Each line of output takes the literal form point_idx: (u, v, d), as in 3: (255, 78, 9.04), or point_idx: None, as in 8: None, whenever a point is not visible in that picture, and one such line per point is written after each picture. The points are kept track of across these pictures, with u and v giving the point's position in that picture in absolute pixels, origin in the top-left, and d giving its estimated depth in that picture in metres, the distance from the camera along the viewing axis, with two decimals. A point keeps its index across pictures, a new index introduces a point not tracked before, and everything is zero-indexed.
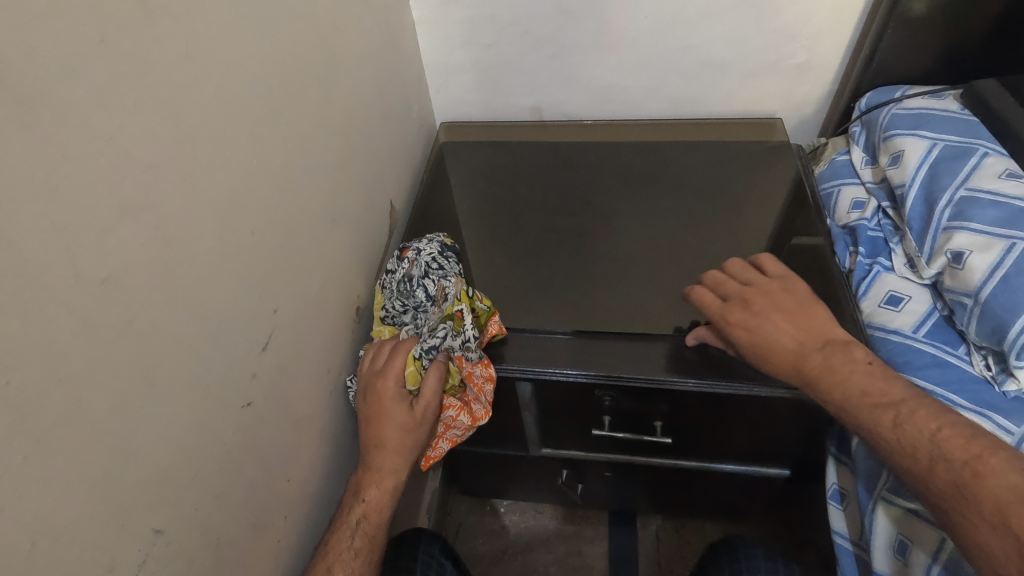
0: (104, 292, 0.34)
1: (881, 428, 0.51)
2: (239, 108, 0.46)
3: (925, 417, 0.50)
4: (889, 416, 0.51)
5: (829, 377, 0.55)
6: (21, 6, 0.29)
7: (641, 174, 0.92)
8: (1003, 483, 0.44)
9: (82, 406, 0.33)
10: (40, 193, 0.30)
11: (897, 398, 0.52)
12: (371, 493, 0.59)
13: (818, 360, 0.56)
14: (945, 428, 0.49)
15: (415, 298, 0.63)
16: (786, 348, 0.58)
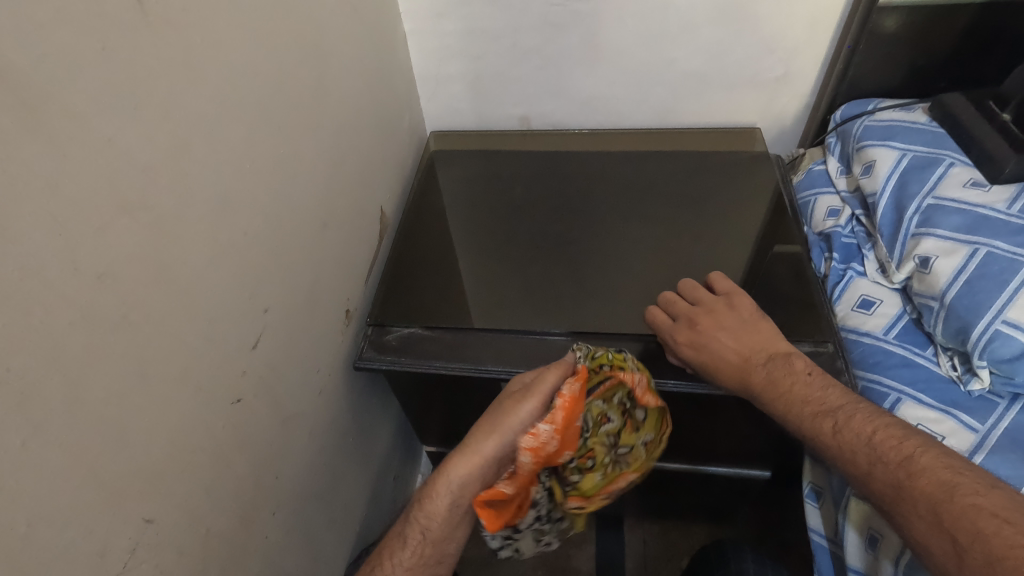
0: (101, 286, 0.35)
1: (823, 436, 0.52)
2: (233, 113, 0.48)
3: (859, 422, 0.52)
4: (829, 423, 0.53)
5: (775, 391, 0.57)
6: (29, 16, 0.30)
7: (626, 182, 0.95)
8: (934, 480, 0.46)
9: (79, 394, 0.34)
10: (43, 189, 0.31)
11: (834, 406, 0.54)
12: (428, 506, 0.53)
13: (763, 375, 0.58)
14: (879, 430, 0.50)
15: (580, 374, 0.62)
16: (730, 366, 0.60)
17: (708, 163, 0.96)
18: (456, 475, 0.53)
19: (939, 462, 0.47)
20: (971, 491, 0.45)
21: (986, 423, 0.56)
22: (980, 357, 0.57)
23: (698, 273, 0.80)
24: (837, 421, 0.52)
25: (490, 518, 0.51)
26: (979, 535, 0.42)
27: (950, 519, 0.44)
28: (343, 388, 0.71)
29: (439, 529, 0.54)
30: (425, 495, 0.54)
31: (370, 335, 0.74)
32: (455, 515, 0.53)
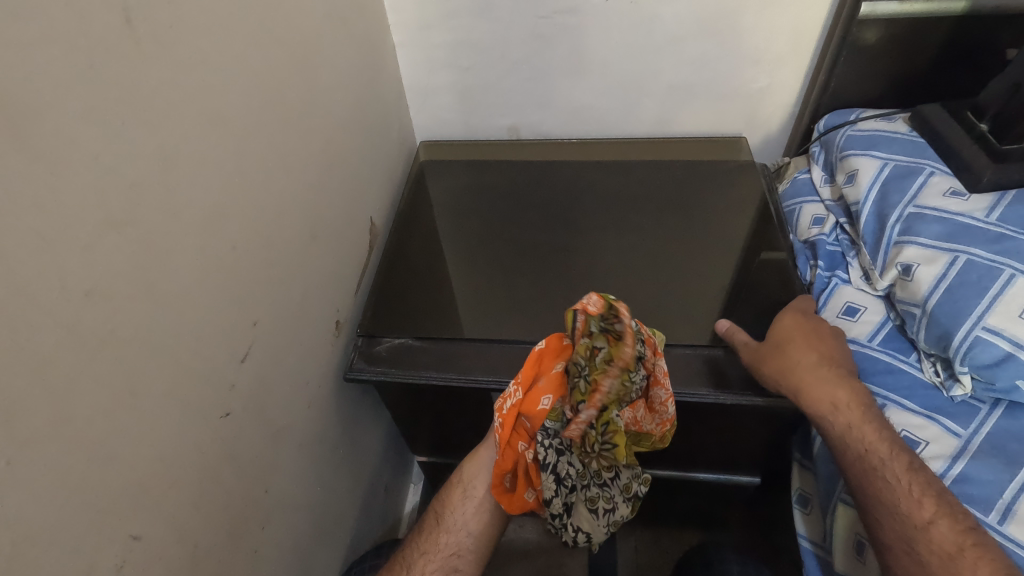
0: (88, 302, 0.35)
1: (872, 471, 0.53)
2: (221, 128, 0.48)
3: (891, 472, 0.52)
4: (880, 460, 0.53)
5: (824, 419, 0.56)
6: (17, 35, 0.31)
7: (614, 191, 0.96)
8: (961, 536, 0.48)
9: (65, 411, 0.34)
10: (30, 208, 0.31)
11: (879, 450, 0.54)
12: (450, 495, 0.63)
13: (818, 394, 0.57)
14: (912, 488, 0.51)
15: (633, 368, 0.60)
16: (797, 387, 0.58)
17: (695, 172, 0.97)
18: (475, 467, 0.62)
19: (957, 537, 0.48)
20: (969, 560, 0.47)
21: (969, 428, 0.57)
22: (961, 363, 0.58)
23: (685, 282, 0.81)
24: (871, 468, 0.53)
25: (503, 497, 0.60)
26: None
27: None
28: (334, 399, 0.71)
29: (456, 520, 0.61)
30: (449, 487, 0.63)
31: (359, 346, 0.74)
32: (470, 505, 0.62)
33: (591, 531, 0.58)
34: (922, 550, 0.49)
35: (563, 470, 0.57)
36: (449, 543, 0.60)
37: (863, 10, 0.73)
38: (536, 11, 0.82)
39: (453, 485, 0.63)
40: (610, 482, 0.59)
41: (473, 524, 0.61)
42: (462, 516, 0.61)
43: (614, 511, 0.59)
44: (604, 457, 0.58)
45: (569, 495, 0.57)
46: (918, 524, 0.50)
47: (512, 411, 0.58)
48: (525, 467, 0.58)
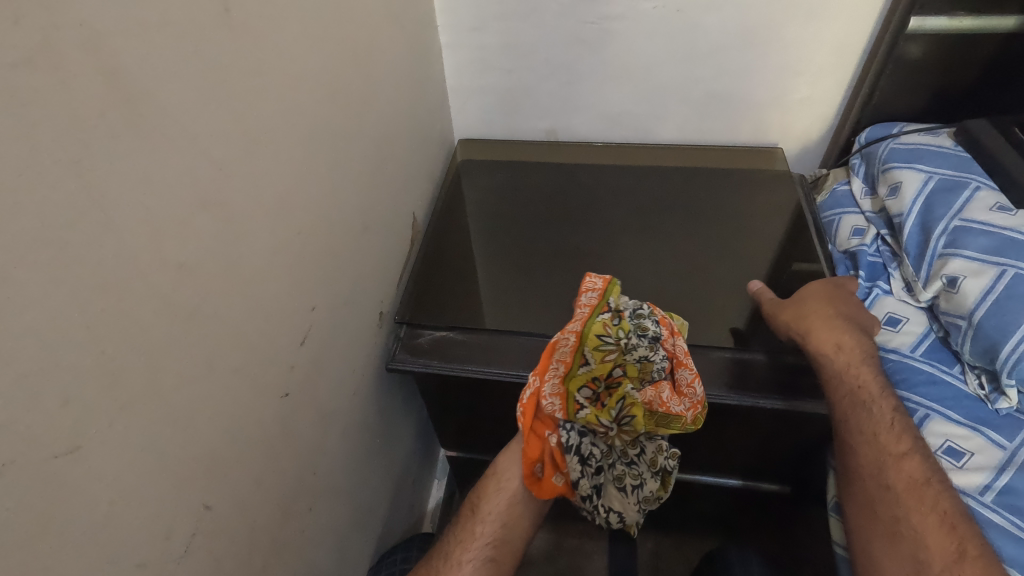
0: (181, 275, 0.37)
1: (860, 403, 0.59)
2: (293, 116, 0.49)
3: (874, 411, 0.59)
4: (867, 395, 0.60)
5: (828, 356, 0.63)
6: (136, 19, 0.32)
7: (649, 196, 0.97)
8: (923, 470, 0.55)
9: (157, 379, 0.35)
10: (140, 183, 0.33)
11: (871, 389, 0.60)
12: (481, 488, 0.64)
13: (827, 339, 0.64)
14: (888, 426, 0.58)
15: (649, 352, 0.63)
16: (810, 329, 0.65)
17: (731, 181, 0.98)
18: (505, 460, 0.64)
19: (924, 471, 0.54)
20: (923, 493, 0.53)
21: (1014, 441, 0.57)
22: (1008, 376, 0.58)
23: (722, 289, 0.82)
24: (859, 405, 0.59)
25: (533, 486, 0.61)
26: (906, 526, 0.52)
27: (882, 503, 0.54)
28: (375, 388, 0.72)
29: (490, 509, 0.62)
30: (481, 481, 0.64)
31: (402, 338, 0.75)
32: (503, 497, 0.62)
33: (622, 510, 0.58)
34: (884, 483, 0.55)
35: (586, 450, 0.58)
36: (484, 531, 0.60)
37: (911, 24, 0.74)
38: (583, 16, 0.84)
39: (484, 478, 0.64)
40: (636, 459, 0.60)
41: (507, 515, 0.61)
42: (495, 507, 0.62)
43: (643, 487, 0.59)
44: (626, 433, 0.58)
45: (596, 476, 0.58)
46: (889, 458, 0.56)
47: (529, 400, 0.61)
48: (551, 452, 0.60)
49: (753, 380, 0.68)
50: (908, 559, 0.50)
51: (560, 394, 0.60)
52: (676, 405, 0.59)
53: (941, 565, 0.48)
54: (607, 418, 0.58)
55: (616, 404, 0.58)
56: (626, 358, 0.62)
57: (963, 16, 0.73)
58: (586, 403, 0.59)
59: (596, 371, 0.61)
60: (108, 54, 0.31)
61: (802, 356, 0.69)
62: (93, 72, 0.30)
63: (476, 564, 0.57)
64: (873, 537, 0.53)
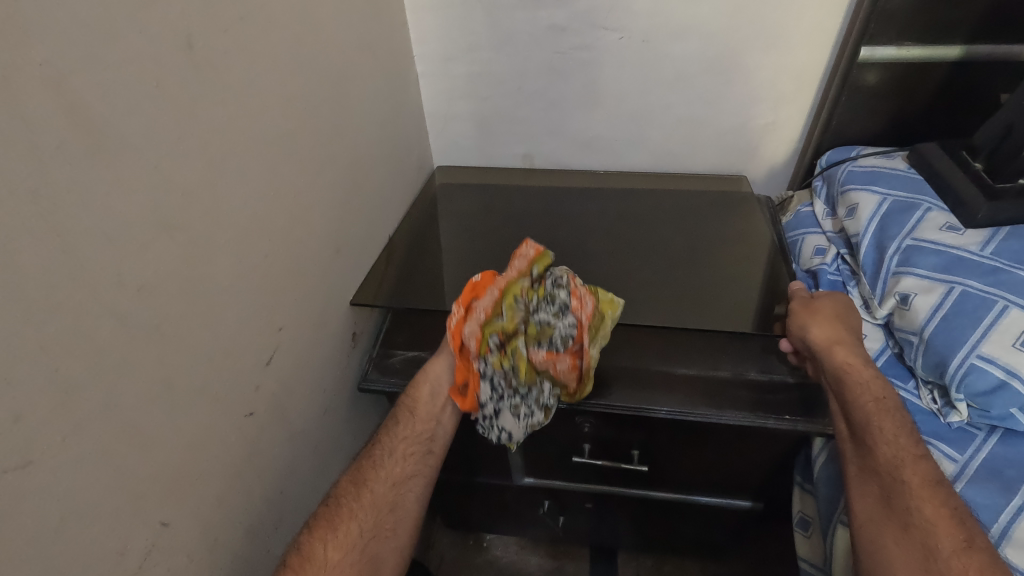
0: (139, 298, 0.39)
1: (878, 409, 0.59)
2: (262, 146, 0.52)
3: (898, 418, 0.58)
4: (883, 403, 0.59)
5: (856, 365, 0.63)
6: (97, 60, 0.35)
7: (624, 217, 1.00)
8: (932, 471, 0.54)
9: (113, 399, 0.37)
10: (97, 212, 0.35)
11: (886, 398, 0.60)
12: (416, 389, 0.65)
13: (855, 353, 0.64)
14: (904, 430, 0.58)
15: (557, 318, 0.59)
16: (835, 347, 0.65)
17: (701, 201, 1.00)
18: (440, 365, 0.65)
19: (936, 472, 0.54)
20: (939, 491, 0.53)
21: (965, 454, 0.59)
22: (957, 390, 0.59)
23: (692, 300, 0.82)
24: (882, 409, 0.59)
25: (456, 396, 0.63)
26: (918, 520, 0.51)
27: (898, 499, 0.53)
28: (347, 408, 0.73)
29: (429, 411, 0.64)
30: (416, 383, 0.65)
31: (373, 357, 0.77)
32: (439, 400, 0.65)
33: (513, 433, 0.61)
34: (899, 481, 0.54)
35: (491, 385, 0.60)
36: (423, 430, 0.63)
37: (863, 54, 0.78)
38: (554, 47, 0.87)
39: (420, 379, 0.66)
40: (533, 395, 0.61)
41: (443, 415, 0.65)
42: (432, 408, 0.65)
43: (534, 417, 0.61)
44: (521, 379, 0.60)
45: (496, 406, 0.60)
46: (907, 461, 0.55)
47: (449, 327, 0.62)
48: (467, 379, 0.62)
49: (715, 394, 0.69)
50: (916, 552, 0.50)
51: (472, 339, 0.60)
52: (565, 373, 0.60)
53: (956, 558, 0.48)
54: (503, 365, 0.59)
55: (512, 355, 0.59)
56: (533, 318, 0.59)
57: (910, 46, 0.76)
58: (493, 350, 0.60)
59: (504, 324, 0.59)
60: (69, 92, 0.33)
61: (765, 373, 0.71)
62: (51, 111, 0.32)
63: (414, 462, 0.62)
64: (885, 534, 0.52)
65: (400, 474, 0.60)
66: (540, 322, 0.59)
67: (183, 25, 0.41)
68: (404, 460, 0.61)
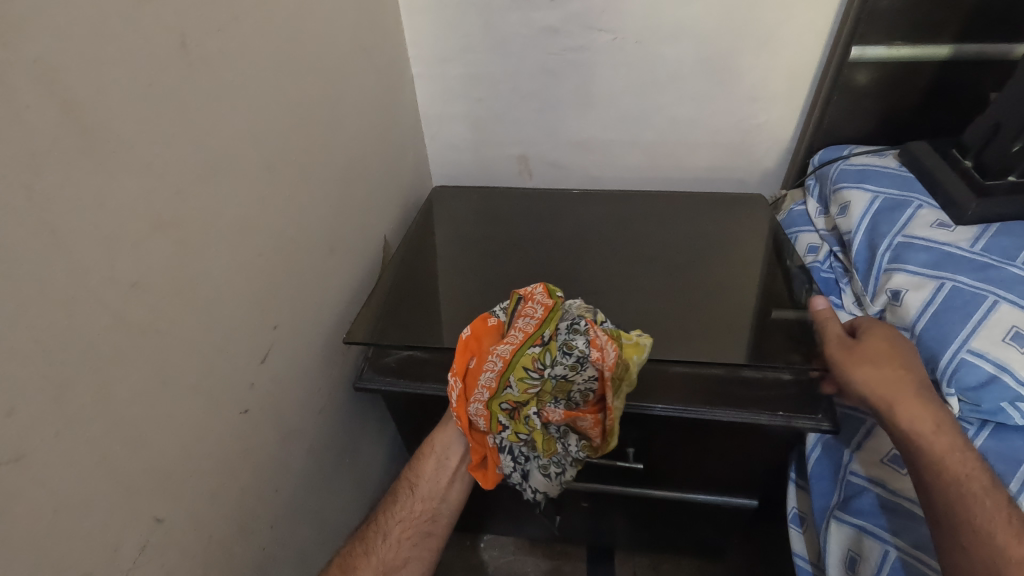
0: (134, 294, 0.39)
1: (955, 486, 0.49)
2: (256, 145, 0.52)
3: (989, 496, 0.48)
4: (964, 478, 0.50)
5: (909, 416, 0.54)
6: (90, 56, 0.35)
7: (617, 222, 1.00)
8: None
9: (108, 394, 0.37)
10: (91, 207, 0.35)
11: (966, 471, 0.50)
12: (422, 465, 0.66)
13: (905, 396, 0.55)
14: (999, 514, 0.47)
15: (572, 376, 0.56)
16: (879, 392, 0.56)
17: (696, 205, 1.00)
18: (451, 433, 0.66)
19: None
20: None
21: None
22: (948, 385, 0.60)
23: (684, 303, 0.83)
24: (945, 467, 0.51)
25: (478, 474, 0.61)
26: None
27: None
28: (342, 407, 0.74)
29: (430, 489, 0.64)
30: (420, 457, 0.66)
31: (370, 355, 0.76)
32: (444, 475, 0.65)
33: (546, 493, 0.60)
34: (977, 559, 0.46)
35: (514, 453, 0.58)
36: (423, 510, 0.64)
37: (853, 54, 0.78)
38: (547, 48, 0.87)
39: (425, 455, 0.66)
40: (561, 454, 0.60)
41: (448, 492, 0.65)
42: (433, 486, 0.65)
43: (565, 474, 0.59)
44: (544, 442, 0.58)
45: (523, 472, 0.59)
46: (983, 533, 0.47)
47: (457, 404, 0.59)
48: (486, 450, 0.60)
49: (711, 393, 0.69)
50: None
51: (484, 414, 0.58)
52: (588, 429, 0.58)
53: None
54: (523, 433, 0.57)
55: (529, 423, 0.57)
56: (547, 380, 0.57)
57: (900, 45, 0.77)
58: (508, 420, 0.58)
59: (515, 393, 0.57)
60: (63, 88, 0.33)
61: (759, 370, 0.71)
62: (45, 105, 0.32)
63: (413, 540, 0.61)
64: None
65: (392, 561, 0.60)
66: (554, 380, 0.56)
67: (176, 24, 0.42)
68: (399, 540, 0.61)
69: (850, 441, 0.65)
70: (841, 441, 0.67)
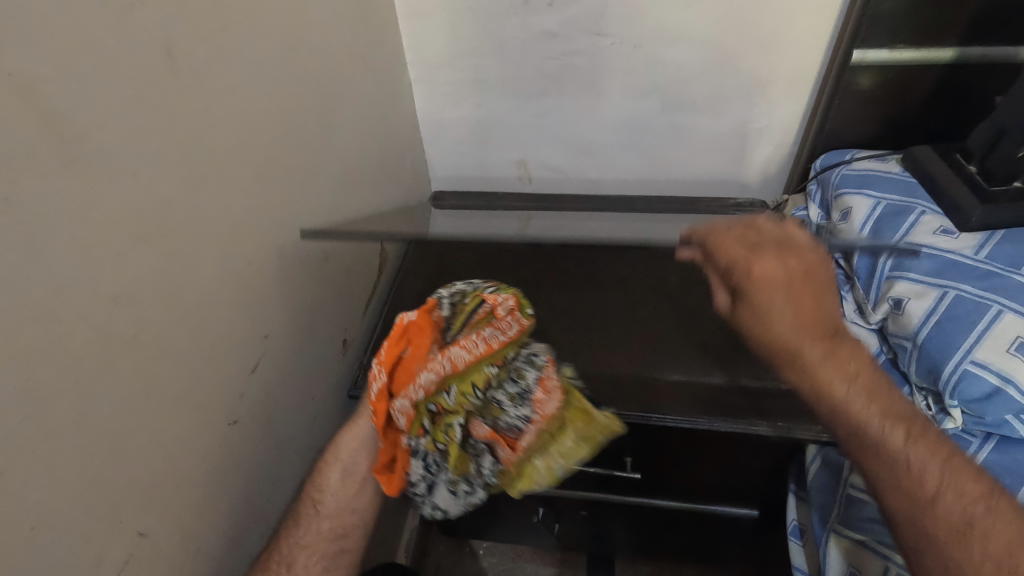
0: (116, 307, 0.39)
1: (859, 413, 0.47)
2: (246, 154, 0.52)
3: (901, 417, 0.46)
4: (872, 408, 0.47)
5: (767, 320, 0.51)
6: (71, 69, 0.35)
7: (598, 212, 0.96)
8: (960, 505, 0.41)
9: (89, 408, 0.37)
10: (71, 221, 0.35)
11: (878, 408, 0.47)
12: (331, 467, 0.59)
13: (812, 312, 0.51)
14: (905, 433, 0.45)
15: (512, 403, 0.56)
16: (780, 293, 0.51)
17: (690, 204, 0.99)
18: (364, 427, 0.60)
19: (966, 507, 0.41)
20: (930, 451, 0.44)
21: None
22: (951, 396, 0.59)
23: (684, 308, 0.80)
24: (807, 367, 0.49)
25: (383, 478, 0.57)
26: (880, 483, 0.45)
27: (861, 465, 0.46)
28: (336, 415, 0.73)
29: (336, 503, 0.58)
30: (318, 469, 0.59)
31: (365, 364, 0.75)
32: (349, 483, 0.59)
33: (445, 510, 0.58)
34: (876, 455, 0.45)
35: (428, 460, 0.57)
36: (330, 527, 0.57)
37: (854, 57, 0.77)
38: (546, 52, 0.87)
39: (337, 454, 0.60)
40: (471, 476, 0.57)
41: (357, 502, 0.59)
42: (341, 498, 0.58)
43: (473, 495, 0.57)
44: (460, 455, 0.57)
45: (429, 479, 0.57)
46: (885, 425, 0.45)
47: (378, 397, 0.57)
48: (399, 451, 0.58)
49: (709, 404, 0.68)
50: (891, 519, 0.44)
51: (407, 412, 0.56)
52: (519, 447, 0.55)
53: (976, 548, 0.39)
54: (444, 442, 0.56)
55: (452, 433, 0.56)
56: (486, 396, 0.56)
57: (903, 48, 0.76)
58: (429, 425, 0.57)
59: (450, 399, 0.56)
60: (42, 102, 0.33)
61: (758, 380, 0.70)
62: (23, 119, 0.32)
63: (322, 561, 0.56)
64: (888, 511, 0.44)
65: None
66: (493, 399, 0.56)
67: (163, 33, 0.41)
68: (308, 566, 0.54)
69: None
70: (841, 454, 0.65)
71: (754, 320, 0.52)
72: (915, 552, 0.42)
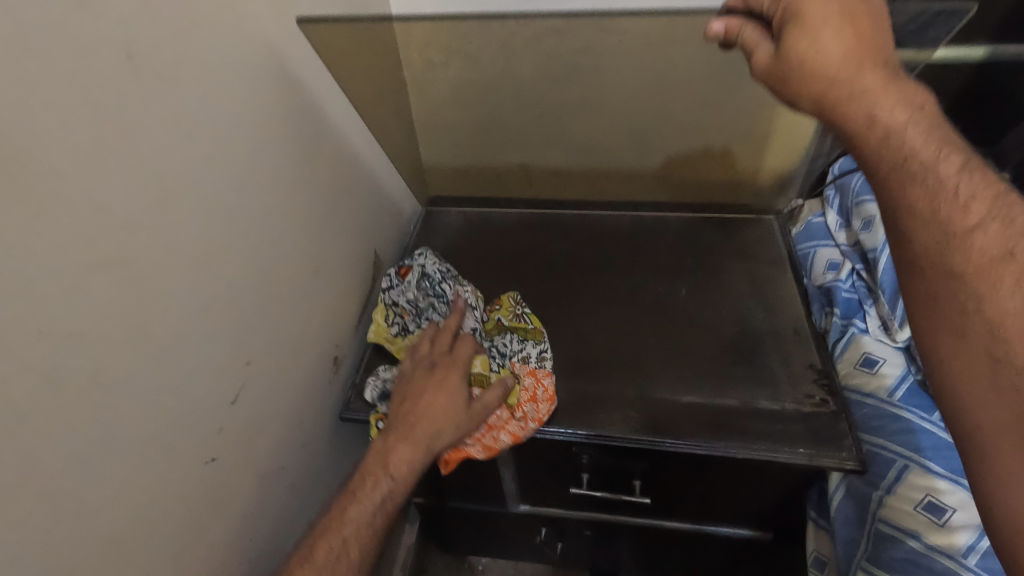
0: (68, 347, 0.34)
1: (910, 135, 0.37)
2: (226, 164, 0.47)
3: (937, 133, 0.37)
4: (918, 130, 0.37)
5: (815, 38, 0.40)
6: (6, 79, 0.30)
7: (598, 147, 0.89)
8: (999, 246, 0.33)
9: (34, 467, 0.33)
10: (8, 255, 0.31)
11: (920, 126, 0.37)
12: (395, 462, 0.58)
13: (862, 23, 0.41)
14: (941, 145, 0.36)
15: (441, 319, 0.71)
16: (835, 14, 0.40)
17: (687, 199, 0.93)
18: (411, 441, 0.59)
19: (1009, 239, 0.33)
20: (975, 184, 0.35)
21: None
22: None
23: (695, 320, 0.75)
24: (858, 90, 0.39)
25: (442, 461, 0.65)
26: (906, 203, 0.36)
27: (879, 181, 0.38)
28: (327, 438, 0.69)
29: (366, 507, 0.57)
30: (362, 474, 0.59)
31: (355, 385, 0.71)
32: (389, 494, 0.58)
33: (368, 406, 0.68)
34: (899, 182, 0.36)
35: None
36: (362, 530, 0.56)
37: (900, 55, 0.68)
38: None
39: (392, 451, 0.59)
40: None
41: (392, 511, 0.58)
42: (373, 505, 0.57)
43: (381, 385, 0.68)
44: None
45: None
46: (925, 143, 0.37)
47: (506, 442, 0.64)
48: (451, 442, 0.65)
49: (724, 427, 0.64)
50: (903, 262, 0.36)
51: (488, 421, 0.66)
52: None
53: (1006, 284, 0.32)
54: None
55: None
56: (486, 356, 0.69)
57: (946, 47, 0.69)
58: None
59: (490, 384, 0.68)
60: None
61: (776, 402, 0.65)
62: None
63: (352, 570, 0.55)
64: (906, 289, 0.36)
65: None
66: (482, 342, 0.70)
67: (122, 33, 0.37)
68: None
69: (878, 483, 0.60)
70: (867, 482, 0.61)
71: (799, 53, 0.41)
72: (925, 340, 0.35)
